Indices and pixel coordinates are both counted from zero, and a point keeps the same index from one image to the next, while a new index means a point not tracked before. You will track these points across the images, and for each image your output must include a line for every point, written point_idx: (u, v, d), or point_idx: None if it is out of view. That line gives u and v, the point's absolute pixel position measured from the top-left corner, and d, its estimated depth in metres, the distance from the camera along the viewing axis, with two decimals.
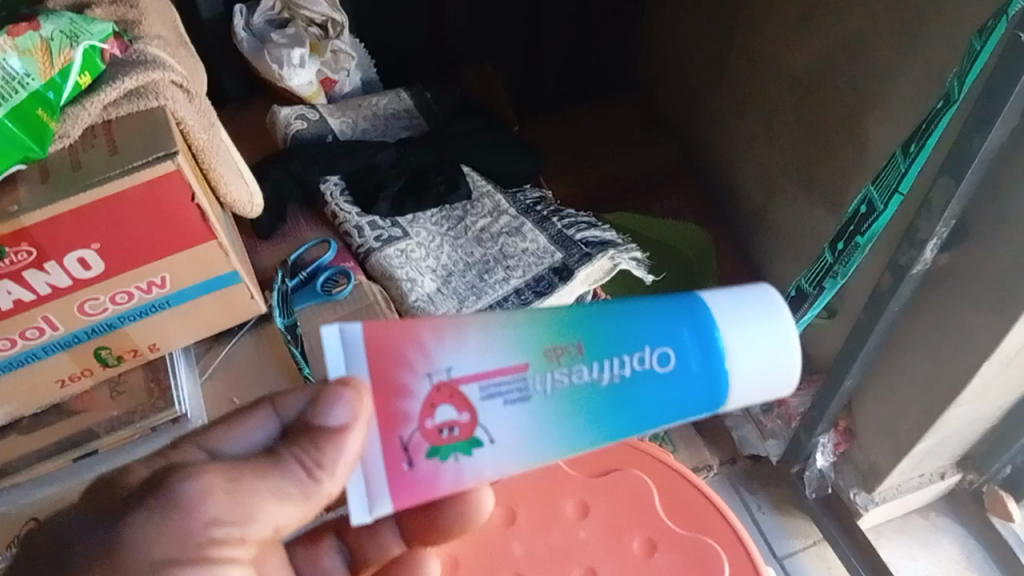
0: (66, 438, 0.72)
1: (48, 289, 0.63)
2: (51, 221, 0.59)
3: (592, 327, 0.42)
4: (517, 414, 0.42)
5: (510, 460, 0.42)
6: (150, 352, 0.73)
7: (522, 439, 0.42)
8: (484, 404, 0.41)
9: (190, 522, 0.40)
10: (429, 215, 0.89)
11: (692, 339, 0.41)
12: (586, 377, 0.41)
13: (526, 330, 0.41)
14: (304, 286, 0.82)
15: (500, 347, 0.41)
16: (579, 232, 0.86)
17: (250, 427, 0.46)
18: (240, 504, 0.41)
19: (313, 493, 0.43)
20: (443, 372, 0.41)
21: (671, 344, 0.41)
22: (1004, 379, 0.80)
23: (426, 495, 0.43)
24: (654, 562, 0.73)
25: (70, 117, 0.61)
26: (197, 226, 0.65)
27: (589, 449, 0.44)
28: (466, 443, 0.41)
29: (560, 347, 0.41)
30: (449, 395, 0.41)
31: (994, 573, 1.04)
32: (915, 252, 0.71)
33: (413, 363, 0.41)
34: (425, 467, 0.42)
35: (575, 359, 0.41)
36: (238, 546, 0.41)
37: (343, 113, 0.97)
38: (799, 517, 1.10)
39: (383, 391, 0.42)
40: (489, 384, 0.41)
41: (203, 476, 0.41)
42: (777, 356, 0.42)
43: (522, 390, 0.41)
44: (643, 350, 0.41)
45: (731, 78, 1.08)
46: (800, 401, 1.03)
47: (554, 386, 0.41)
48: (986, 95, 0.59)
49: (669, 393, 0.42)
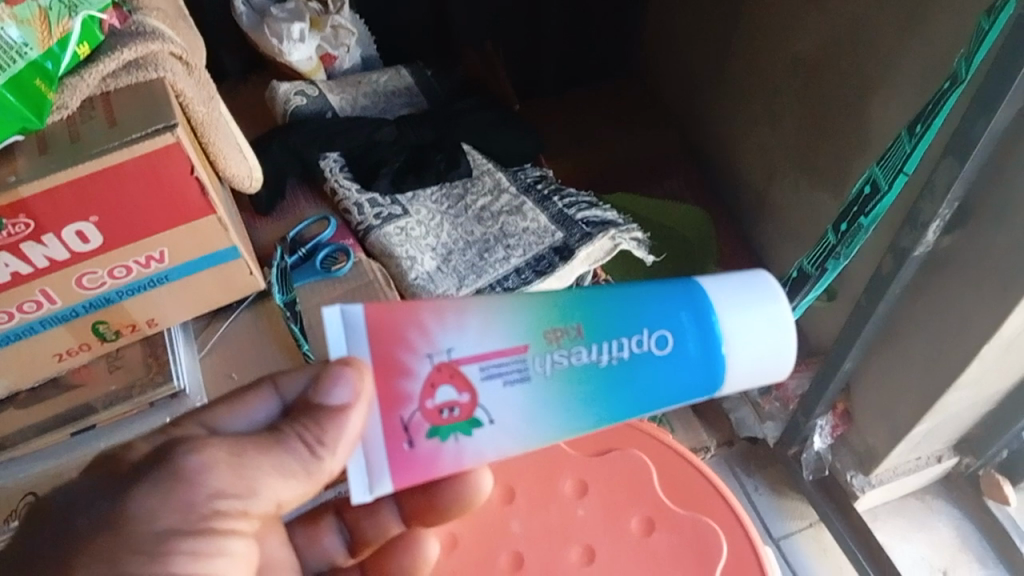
0: (64, 413, 0.72)
1: (46, 262, 0.63)
2: (49, 193, 0.58)
3: (589, 312, 0.46)
4: (516, 394, 0.45)
5: (507, 438, 0.46)
6: (148, 327, 0.72)
7: (521, 418, 0.46)
8: (484, 384, 0.45)
9: (193, 494, 0.42)
10: (429, 192, 0.88)
11: (690, 322, 0.46)
12: (583, 360, 0.45)
13: (526, 315, 0.45)
14: (304, 262, 0.81)
15: (502, 331, 0.45)
16: (580, 212, 0.85)
17: (251, 406, 0.49)
18: (242, 478, 0.44)
19: (314, 469, 0.45)
20: (444, 354, 0.45)
21: (669, 327, 0.46)
22: (1004, 363, 0.80)
23: (425, 473, 0.46)
24: (652, 540, 0.73)
25: (69, 88, 0.60)
26: (197, 199, 0.64)
27: (584, 430, 0.48)
28: (466, 422, 0.45)
29: (559, 330, 0.45)
30: (450, 375, 0.45)
31: (989, 556, 1.05)
32: (918, 234, 0.71)
33: (415, 344, 0.45)
34: (426, 446, 0.45)
35: (573, 341, 0.45)
36: (241, 519, 0.44)
37: (342, 90, 0.96)
38: (794, 499, 1.11)
39: (384, 372, 0.45)
40: (490, 365, 0.45)
41: (207, 450, 0.43)
42: (770, 341, 0.46)
43: (521, 371, 0.45)
44: (641, 333, 0.46)
45: (733, 59, 1.08)
46: (798, 383, 1.04)
47: (552, 367, 0.45)
48: (993, 76, 0.58)
49: (660, 375, 0.46)
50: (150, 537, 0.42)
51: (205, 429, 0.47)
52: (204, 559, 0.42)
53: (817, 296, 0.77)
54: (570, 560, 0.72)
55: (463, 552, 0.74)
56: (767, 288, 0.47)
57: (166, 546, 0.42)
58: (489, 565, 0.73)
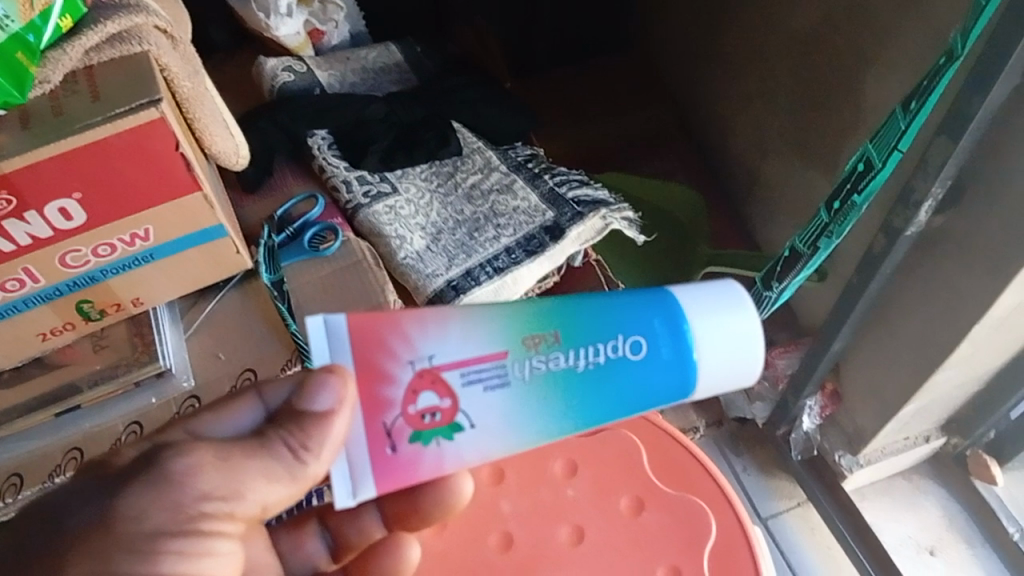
0: (49, 393, 0.71)
1: (28, 240, 0.61)
2: (31, 169, 0.57)
3: (566, 319, 0.47)
4: (497, 399, 0.47)
5: (489, 443, 0.47)
6: (133, 306, 0.71)
7: (501, 423, 0.47)
8: (465, 390, 0.46)
9: (181, 495, 0.44)
10: (418, 170, 0.87)
11: (662, 327, 0.48)
12: (561, 365, 0.47)
13: (505, 323, 0.47)
14: (291, 242, 0.80)
15: (482, 338, 0.46)
16: (571, 191, 0.85)
17: (237, 413, 0.50)
18: (230, 481, 0.45)
19: (299, 473, 0.46)
20: (426, 360, 0.46)
21: (642, 332, 0.48)
22: (993, 343, 0.80)
23: (407, 478, 0.47)
24: (642, 520, 0.73)
25: (51, 61, 0.59)
26: (182, 176, 0.63)
27: (560, 437, 0.49)
28: (448, 427, 0.46)
29: (538, 336, 0.47)
30: (432, 381, 0.46)
31: (975, 535, 1.06)
32: (910, 213, 0.71)
33: (397, 351, 0.46)
34: (408, 451, 0.46)
35: (552, 347, 0.47)
36: (227, 520, 0.45)
37: (331, 66, 0.95)
38: (782, 479, 1.11)
39: (367, 378, 0.46)
40: (470, 371, 0.46)
41: (195, 452, 0.45)
42: (740, 348, 0.49)
43: (502, 376, 0.46)
44: (617, 338, 0.47)
45: (727, 36, 1.07)
46: (787, 363, 1.04)
47: (532, 372, 0.47)
48: (990, 51, 0.58)
49: (635, 379, 0.48)
50: (141, 536, 0.43)
51: (191, 434, 0.48)
52: (193, 558, 0.44)
53: (807, 276, 0.77)
54: (560, 539, 0.72)
55: (452, 533, 0.73)
56: (736, 297, 0.49)
57: (155, 545, 0.43)
58: (479, 545, 0.73)
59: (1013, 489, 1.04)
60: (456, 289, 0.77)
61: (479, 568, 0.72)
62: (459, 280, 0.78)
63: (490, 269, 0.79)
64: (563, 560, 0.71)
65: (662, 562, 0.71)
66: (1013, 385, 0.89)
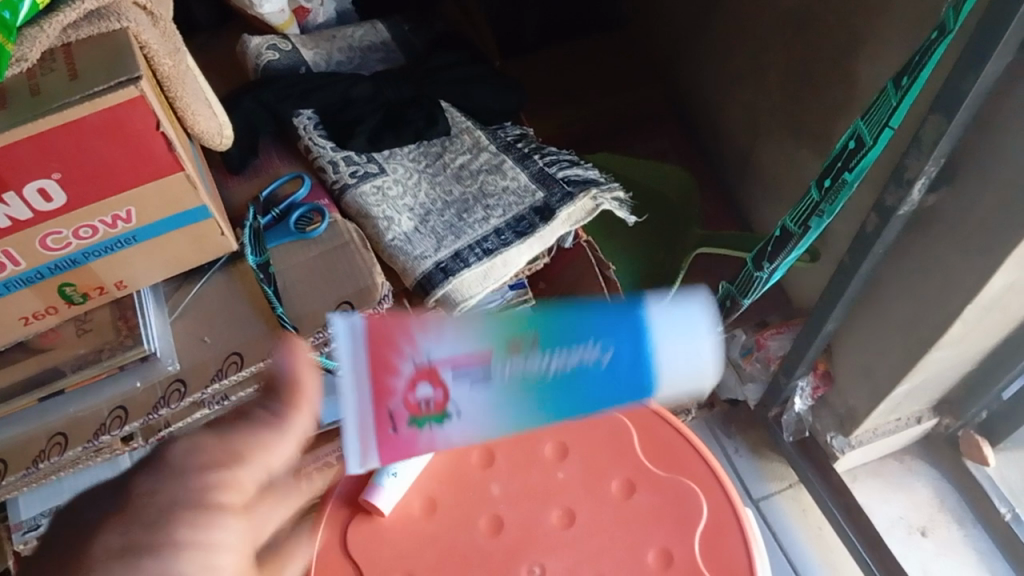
0: (31, 378, 0.70)
1: (8, 222, 0.60)
2: (8, 149, 0.56)
3: (548, 322, 0.44)
4: (481, 395, 0.45)
5: (472, 433, 0.46)
6: (117, 289, 0.70)
7: (486, 417, 0.46)
8: (452, 383, 0.45)
9: None
10: (407, 151, 0.86)
11: (631, 338, 0.44)
12: (537, 368, 0.44)
13: (491, 324, 0.44)
14: (277, 224, 0.79)
15: (465, 337, 0.44)
16: (561, 171, 0.83)
17: None
18: None
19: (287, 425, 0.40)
20: (416, 356, 0.44)
21: (614, 344, 0.44)
22: (987, 322, 0.80)
23: (404, 455, 0.47)
24: (633, 502, 0.73)
25: (28, 39, 0.57)
26: (162, 156, 0.62)
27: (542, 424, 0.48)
28: (439, 414, 0.45)
29: (521, 340, 0.44)
30: (420, 374, 0.44)
31: (966, 516, 1.06)
32: (903, 192, 0.70)
33: (388, 348, 0.44)
34: (404, 433, 0.45)
35: (530, 351, 0.44)
36: None
37: (317, 44, 0.93)
38: (774, 460, 1.11)
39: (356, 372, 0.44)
40: (459, 367, 0.44)
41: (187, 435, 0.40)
42: (692, 372, 0.45)
43: (485, 374, 0.44)
44: (592, 347, 0.44)
45: (719, 14, 1.05)
46: (779, 344, 1.03)
47: (510, 375, 0.44)
48: (985, 27, 0.57)
49: (600, 388, 0.45)
50: None
51: None
52: None
53: (799, 257, 0.75)
54: (551, 522, 0.72)
55: (442, 516, 0.73)
56: (698, 320, 0.45)
57: None
58: (470, 529, 0.72)
59: (1006, 470, 1.04)
60: (445, 272, 0.76)
61: (472, 552, 0.71)
62: (448, 262, 0.77)
63: (478, 251, 0.78)
64: (554, 544, 0.71)
65: (654, 546, 0.71)
66: (1006, 366, 0.89)
